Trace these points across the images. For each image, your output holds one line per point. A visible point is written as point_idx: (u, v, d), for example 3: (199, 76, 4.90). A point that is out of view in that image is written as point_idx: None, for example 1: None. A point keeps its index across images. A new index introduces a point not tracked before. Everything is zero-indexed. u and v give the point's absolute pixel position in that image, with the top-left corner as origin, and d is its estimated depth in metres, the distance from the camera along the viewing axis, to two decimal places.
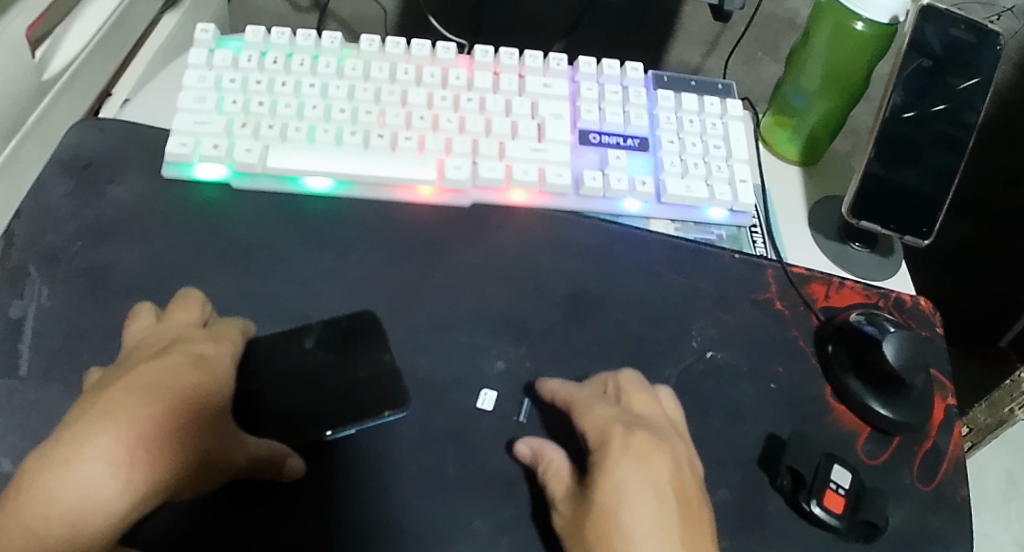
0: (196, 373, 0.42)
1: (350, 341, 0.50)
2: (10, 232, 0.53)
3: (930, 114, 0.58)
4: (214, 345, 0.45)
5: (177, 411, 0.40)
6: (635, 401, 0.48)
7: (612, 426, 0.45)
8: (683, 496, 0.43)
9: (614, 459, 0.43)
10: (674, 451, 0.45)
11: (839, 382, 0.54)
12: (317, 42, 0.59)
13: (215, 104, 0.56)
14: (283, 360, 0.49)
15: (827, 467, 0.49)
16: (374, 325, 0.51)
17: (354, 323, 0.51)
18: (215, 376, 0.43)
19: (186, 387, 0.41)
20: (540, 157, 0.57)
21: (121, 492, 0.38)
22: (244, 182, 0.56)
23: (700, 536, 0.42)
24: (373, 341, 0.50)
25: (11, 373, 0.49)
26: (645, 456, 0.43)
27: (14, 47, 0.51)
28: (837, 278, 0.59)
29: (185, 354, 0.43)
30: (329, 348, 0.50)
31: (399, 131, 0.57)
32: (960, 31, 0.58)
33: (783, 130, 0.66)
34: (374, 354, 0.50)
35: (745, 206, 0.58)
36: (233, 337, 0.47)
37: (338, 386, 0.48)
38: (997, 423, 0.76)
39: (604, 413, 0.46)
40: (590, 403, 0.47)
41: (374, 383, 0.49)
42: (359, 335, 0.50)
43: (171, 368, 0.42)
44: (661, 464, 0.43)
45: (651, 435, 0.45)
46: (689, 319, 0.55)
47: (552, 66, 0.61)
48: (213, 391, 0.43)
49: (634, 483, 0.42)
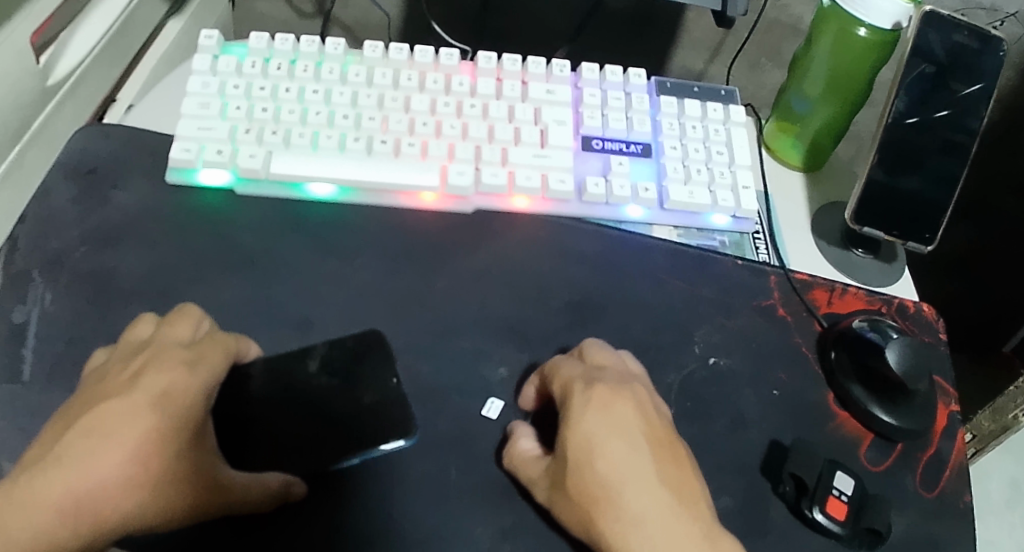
0: (158, 414, 0.41)
1: (355, 364, 0.50)
2: (14, 237, 0.53)
3: (933, 120, 0.58)
4: (193, 371, 0.43)
5: (131, 461, 0.40)
6: (602, 359, 0.49)
7: (574, 383, 0.46)
8: (654, 440, 0.44)
9: (575, 413, 0.44)
10: (638, 396, 0.46)
11: (843, 389, 0.53)
12: (321, 49, 0.60)
13: (219, 109, 0.56)
14: (286, 384, 0.48)
15: (830, 474, 0.49)
16: (380, 346, 0.51)
17: (357, 344, 0.51)
18: (182, 414, 0.42)
19: (144, 433, 0.41)
20: (543, 164, 0.57)
21: (71, 539, 0.39)
22: (248, 188, 0.56)
23: (677, 476, 0.43)
24: (379, 366, 0.50)
25: (14, 378, 0.49)
26: (608, 406, 0.44)
27: (18, 52, 0.51)
28: (840, 285, 0.59)
29: (153, 388, 0.42)
30: (333, 372, 0.49)
31: (402, 137, 0.57)
32: (963, 37, 0.58)
33: (787, 136, 0.66)
34: (378, 379, 0.50)
35: (748, 212, 0.58)
36: (212, 365, 0.44)
37: (342, 410, 0.48)
38: (1001, 429, 0.76)
39: (570, 371, 0.48)
40: (560, 364, 0.49)
41: (381, 407, 0.49)
42: (362, 357, 0.50)
43: (133, 410, 0.41)
44: (626, 412, 0.44)
45: (611, 386, 0.46)
46: (692, 326, 0.55)
47: (555, 72, 0.61)
48: (178, 431, 0.42)
49: (600, 432, 0.43)
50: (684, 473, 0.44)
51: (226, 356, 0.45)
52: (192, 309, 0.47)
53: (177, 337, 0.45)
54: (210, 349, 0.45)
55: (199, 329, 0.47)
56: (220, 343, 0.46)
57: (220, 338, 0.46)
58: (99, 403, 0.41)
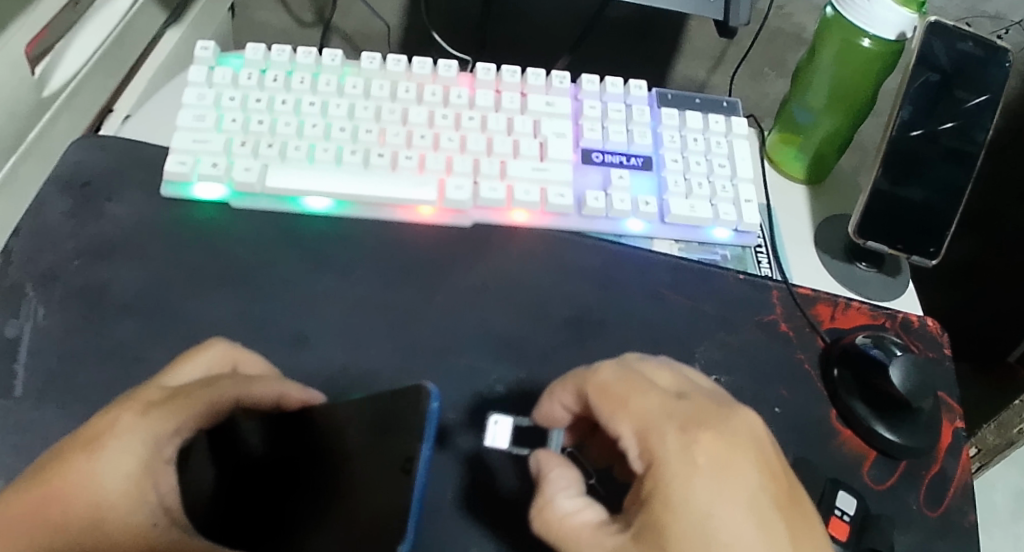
0: (83, 457, 0.42)
1: (394, 432, 0.40)
2: (8, 250, 0.53)
3: (938, 131, 0.57)
4: (137, 415, 0.43)
5: (46, 500, 0.41)
6: (668, 379, 0.42)
7: (670, 432, 0.39)
8: (780, 503, 0.39)
9: (681, 482, 0.38)
10: (751, 441, 0.40)
11: (845, 406, 0.53)
12: (318, 60, 0.59)
13: (214, 122, 0.56)
14: (342, 443, 0.43)
15: (832, 494, 0.49)
16: (414, 413, 0.40)
17: (396, 406, 0.41)
18: (110, 461, 0.42)
19: (66, 475, 0.41)
20: (542, 177, 0.56)
21: None
22: (244, 201, 0.55)
23: (812, 546, 0.39)
24: (404, 438, 0.39)
25: (6, 394, 0.48)
26: (725, 471, 0.38)
27: (13, 63, 0.50)
28: (843, 299, 0.58)
29: (93, 431, 0.42)
30: (377, 436, 0.40)
31: (400, 150, 0.56)
32: (968, 47, 0.57)
33: (790, 147, 0.65)
34: (399, 456, 0.39)
35: (750, 226, 0.58)
36: (179, 408, 0.43)
37: (369, 499, 0.38)
38: (1006, 444, 0.75)
39: (648, 403, 0.40)
40: (624, 390, 0.40)
41: (391, 499, 0.38)
42: (395, 423, 0.40)
43: (67, 451, 0.42)
44: (746, 474, 0.38)
45: (720, 435, 0.39)
46: (692, 342, 0.55)
47: (555, 84, 0.61)
48: (102, 478, 0.42)
49: (720, 509, 0.37)
50: (814, 534, 0.39)
51: (201, 402, 0.44)
52: (208, 347, 0.46)
53: (175, 377, 0.45)
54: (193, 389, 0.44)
55: (211, 371, 0.46)
56: (202, 387, 0.44)
57: (208, 381, 0.44)
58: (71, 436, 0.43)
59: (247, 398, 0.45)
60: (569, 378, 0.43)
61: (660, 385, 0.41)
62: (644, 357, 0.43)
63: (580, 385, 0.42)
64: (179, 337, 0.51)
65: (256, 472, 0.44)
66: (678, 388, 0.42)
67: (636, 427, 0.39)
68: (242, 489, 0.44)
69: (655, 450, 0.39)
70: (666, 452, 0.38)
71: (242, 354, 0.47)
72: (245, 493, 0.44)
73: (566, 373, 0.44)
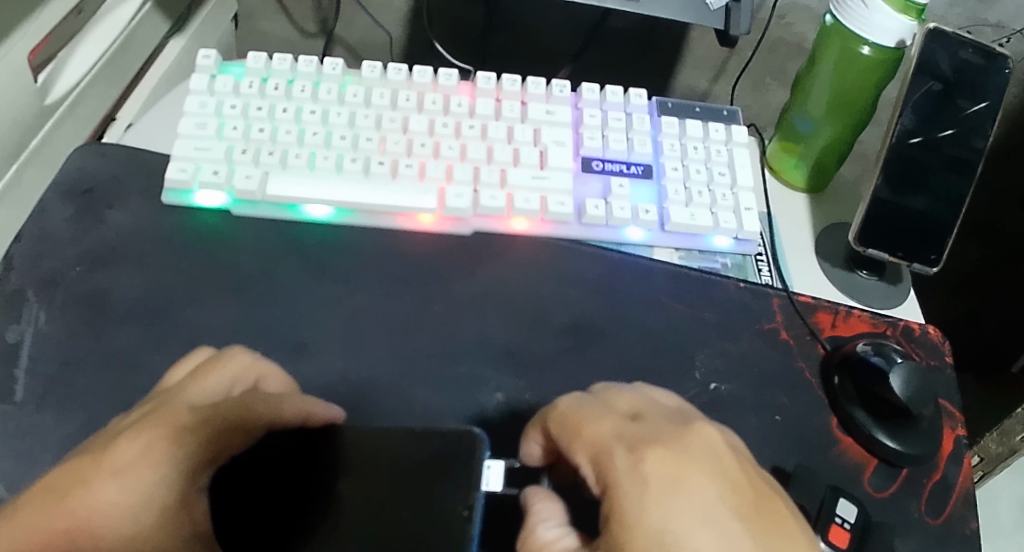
0: (115, 485, 0.41)
1: (443, 464, 0.45)
2: (10, 256, 0.53)
3: (938, 139, 0.57)
4: (173, 442, 0.43)
5: (74, 531, 0.40)
6: (628, 403, 0.43)
7: (618, 450, 0.40)
8: (745, 514, 0.38)
9: (634, 501, 0.38)
10: (708, 456, 0.40)
11: (846, 414, 0.52)
12: (319, 69, 0.59)
13: (215, 130, 0.56)
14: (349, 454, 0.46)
15: (833, 502, 0.48)
16: (472, 465, 0.45)
17: (448, 452, 0.45)
18: (145, 490, 0.41)
19: (96, 505, 0.40)
20: (542, 185, 0.57)
21: None
22: (244, 209, 0.56)
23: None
24: (457, 486, 0.44)
25: (6, 398, 0.48)
26: (678, 484, 0.38)
27: (16, 70, 0.51)
28: (844, 307, 0.58)
29: (123, 457, 0.42)
30: (415, 464, 0.45)
31: (400, 158, 0.56)
32: (968, 54, 0.57)
33: (790, 156, 0.66)
34: (453, 500, 0.44)
35: (750, 234, 0.58)
36: (213, 432, 0.44)
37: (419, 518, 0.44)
38: (1009, 452, 0.74)
39: (601, 430, 0.41)
40: (579, 420, 0.42)
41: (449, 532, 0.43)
42: (448, 470, 0.45)
43: (93, 476, 0.41)
44: (701, 487, 0.38)
45: (672, 449, 0.39)
46: (693, 350, 0.55)
47: (555, 92, 0.61)
48: (136, 507, 0.41)
49: (677, 524, 0.37)
50: (791, 541, 0.38)
51: (232, 426, 0.44)
52: (231, 359, 0.47)
53: (197, 394, 0.45)
54: (228, 414, 0.44)
55: (233, 385, 0.46)
56: (236, 409, 0.45)
57: (242, 404, 0.45)
58: (97, 450, 0.42)
59: (277, 422, 0.46)
60: (537, 417, 0.45)
61: (620, 408, 0.43)
62: (613, 387, 0.45)
63: (546, 422, 0.44)
64: (178, 344, 0.51)
65: (256, 477, 0.45)
66: (637, 412, 0.42)
67: (591, 453, 0.41)
68: (239, 488, 0.44)
69: (606, 473, 0.39)
70: (615, 473, 0.39)
71: (266, 369, 0.48)
72: (238, 492, 0.44)
73: (538, 413, 0.46)
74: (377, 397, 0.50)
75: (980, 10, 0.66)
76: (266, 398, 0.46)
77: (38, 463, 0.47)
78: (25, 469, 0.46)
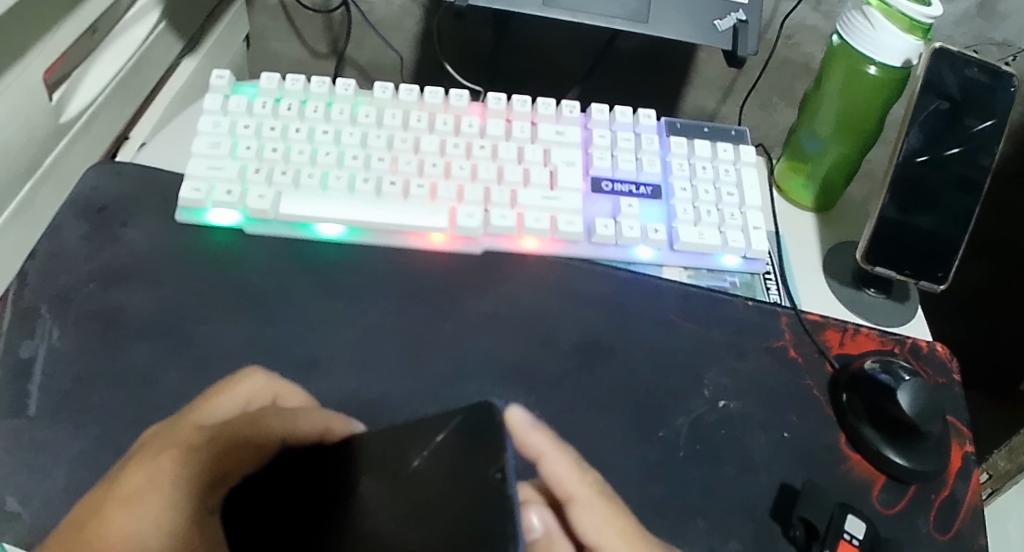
0: (125, 512, 0.44)
1: (462, 443, 0.38)
2: (24, 273, 0.54)
3: (943, 158, 0.58)
4: (180, 461, 0.45)
5: None
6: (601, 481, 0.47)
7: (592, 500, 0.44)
8: None
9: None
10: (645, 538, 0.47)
11: (854, 431, 0.53)
12: (331, 90, 0.60)
13: (229, 149, 0.57)
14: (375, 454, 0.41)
15: (841, 517, 0.48)
16: (493, 435, 0.38)
17: (463, 426, 0.38)
18: (150, 516, 0.43)
19: (108, 536, 0.43)
20: (552, 206, 0.57)
21: None
22: (257, 227, 0.56)
23: None
24: (480, 456, 0.37)
25: (19, 413, 0.49)
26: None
27: (31, 89, 0.52)
28: (852, 325, 0.58)
29: (132, 485, 0.44)
30: (436, 449, 0.39)
31: (411, 178, 0.57)
32: (974, 72, 0.58)
33: (798, 175, 0.66)
34: (480, 469, 0.37)
35: (759, 253, 0.58)
36: (219, 452, 0.45)
37: (451, 502, 0.37)
38: (1018, 469, 0.74)
39: (594, 521, 0.44)
40: (570, 494, 0.44)
41: (482, 506, 0.36)
42: (466, 446, 0.38)
43: (108, 510, 0.44)
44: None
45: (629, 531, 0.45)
46: (702, 370, 0.55)
47: (565, 113, 0.62)
48: (146, 533, 0.43)
49: None
50: None
51: (236, 442, 0.45)
52: (245, 380, 0.48)
53: (212, 414, 0.47)
54: (233, 433, 0.46)
55: (249, 403, 0.48)
56: (245, 426, 0.46)
57: (252, 418, 0.46)
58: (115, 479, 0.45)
59: (291, 435, 0.45)
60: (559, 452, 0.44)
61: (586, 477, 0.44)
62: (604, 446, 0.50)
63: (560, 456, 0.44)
64: (189, 359, 0.51)
65: (275, 498, 0.42)
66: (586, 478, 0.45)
67: (575, 492, 0.44)
68: (261, 507, 0.42)
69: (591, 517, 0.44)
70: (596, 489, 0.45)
71: (281, 388, 0.49)
72: (264, 512, 0.42)
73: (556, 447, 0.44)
74: (389, 413, 0.51)
75: (985, 29, 0.67)
76: (280, 411, 0.46)
77: (51, 477, 0.47)
78: (38, 483, 0.47)
